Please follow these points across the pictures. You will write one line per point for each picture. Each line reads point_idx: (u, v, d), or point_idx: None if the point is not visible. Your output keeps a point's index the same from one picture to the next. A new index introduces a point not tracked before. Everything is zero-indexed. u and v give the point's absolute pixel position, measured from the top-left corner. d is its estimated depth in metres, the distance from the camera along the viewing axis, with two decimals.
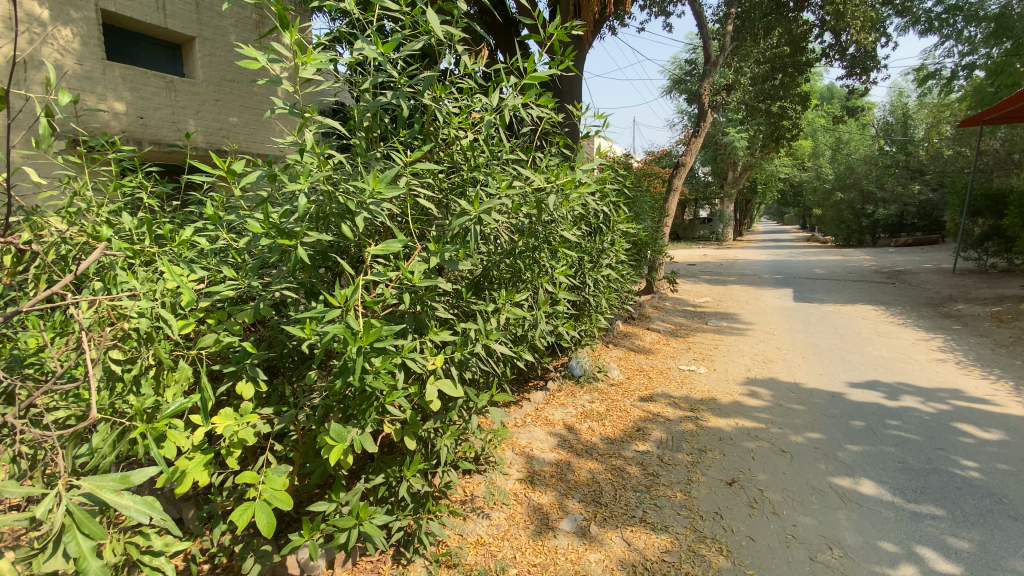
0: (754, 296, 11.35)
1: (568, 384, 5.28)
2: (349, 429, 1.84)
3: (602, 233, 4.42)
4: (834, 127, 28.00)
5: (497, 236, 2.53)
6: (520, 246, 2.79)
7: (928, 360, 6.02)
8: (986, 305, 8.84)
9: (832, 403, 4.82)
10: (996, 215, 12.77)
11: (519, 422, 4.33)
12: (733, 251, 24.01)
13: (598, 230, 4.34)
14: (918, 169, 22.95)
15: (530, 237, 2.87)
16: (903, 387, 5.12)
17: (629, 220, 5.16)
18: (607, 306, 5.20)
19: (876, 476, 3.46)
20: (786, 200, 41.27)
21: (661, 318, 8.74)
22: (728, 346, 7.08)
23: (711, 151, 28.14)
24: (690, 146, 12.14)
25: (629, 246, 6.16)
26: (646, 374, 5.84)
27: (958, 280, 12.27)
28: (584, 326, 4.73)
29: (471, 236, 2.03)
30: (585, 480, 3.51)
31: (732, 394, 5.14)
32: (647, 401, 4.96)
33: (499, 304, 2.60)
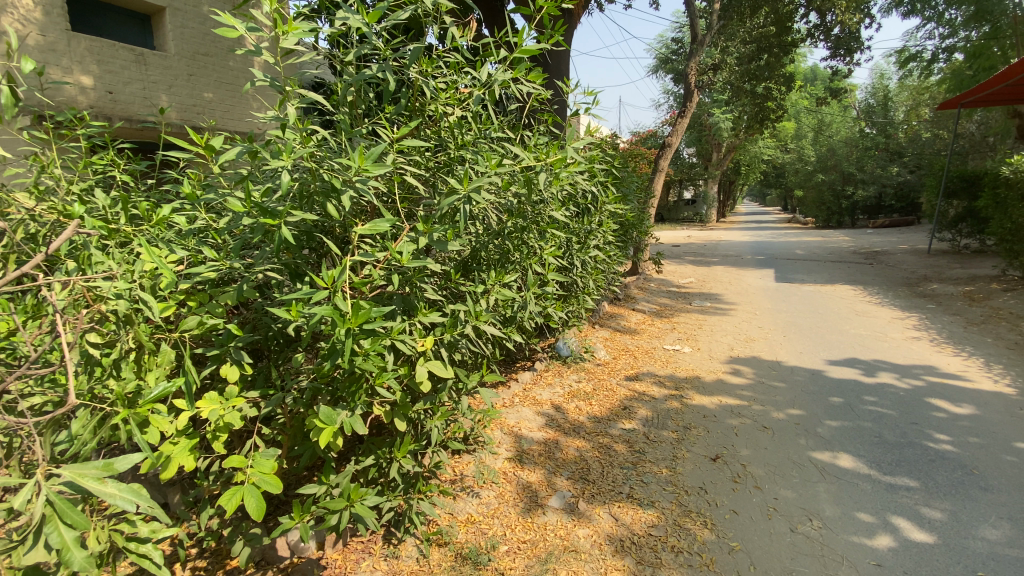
0: (736, 277, 11.49)
1: (554, 364, 5.30)
2: (339, 412, 1.81)
3: (591, 213, 4.40)
4: (816, 109, 28.19)
5: (486, 216, 2.49)
6: (508, 226, 2.74)
7: (904, 338, 6.18)
8: (959, 285, 9.08)
9: (813, 380, 4.93)
10: (971, 196, 13.06)
11: (507, 402, 4.34)
12: (715, 232, 24.25)
13: (587, 210, 4.32)
14: (896, 151, 23.29)
15: (519, 217, 2.83)
16: (881, 364, 5.25)
17: (617, 200, 5.14)
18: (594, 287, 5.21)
19: (855, 450, 3.54)
20: (768, 182, 41.66)
21: (645, 299, 8.81)
22: (712, 326, 7.17)
23: (695, 131, 28.18)
24: (676, 126, 12.12)
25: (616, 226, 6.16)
26: (631, 354, 5.90)
27: (932, 261, 12.57)
28: (571, 307, 4.72)
29: (462, 216, 1.99)
30: (573, 458, 3.54)
31: (716, 372, 5.22)
32: (632, 381, 5.01)
33: (488, 285, 2.56)
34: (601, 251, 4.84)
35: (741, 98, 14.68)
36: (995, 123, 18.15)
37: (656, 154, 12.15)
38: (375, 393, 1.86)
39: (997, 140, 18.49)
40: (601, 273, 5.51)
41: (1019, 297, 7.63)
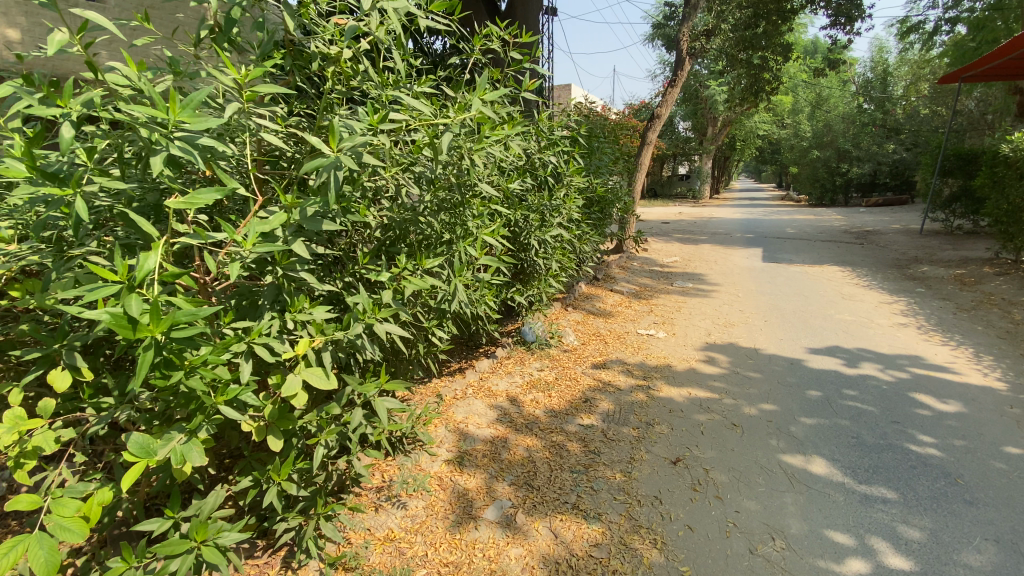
0: (723, 256, 11.12)
1: (517, 350, 4.93)
2: (170, 436, 1.45)
3: (551, 186, 4.00)
4: (814, 82, 27.43)
5: (384, 182, 2.04)
6: (429, 200, 2.29)
7: (890, 325, 5.87)
8: (951, 267, 8.76)
9: (791, 370, 4.60)
10: (966, 175, 12.67)
11: (459, 394, 3.98)
12: (708, 209, 23.74)
13: (542, 179, 3.91)
14: (893, 127, 22.76)
15: (444, 189, 2.36)
16: (864, 353, 4.94)
17: (583, 171, 4.74)
18: (561, 268, 4.84)
19: (829, 454, 3.23)
20: (764, 158, 40.96)
21: (626, 279, 8.42)
22: (691, 308, 6.82)
23: (691, 105, 27.37)
24: (666, 96, 11.55)
25: (589, 202, 5.76)
26: (602, 339, 5.53)
27: (924, 241, 12.26)
28: (534, 290, 4.30)
29: (339, 187, 1.58)
30: (520, 460, 3.19)
31: (688, 360, 4.90)
32: (599, 370, 4.65)
33: (399, 272, 2.11)
34: (567, 228, 4.45)
35: (736, 69, 14.06)
36: (996, 99, 17.64)
37: (644, 126, 11.60)
38: (220, 412, 1.51)
39: (996, 118, 18.00)
40: (569, 253, 5.14)
41: (1011, 281, 7.32)
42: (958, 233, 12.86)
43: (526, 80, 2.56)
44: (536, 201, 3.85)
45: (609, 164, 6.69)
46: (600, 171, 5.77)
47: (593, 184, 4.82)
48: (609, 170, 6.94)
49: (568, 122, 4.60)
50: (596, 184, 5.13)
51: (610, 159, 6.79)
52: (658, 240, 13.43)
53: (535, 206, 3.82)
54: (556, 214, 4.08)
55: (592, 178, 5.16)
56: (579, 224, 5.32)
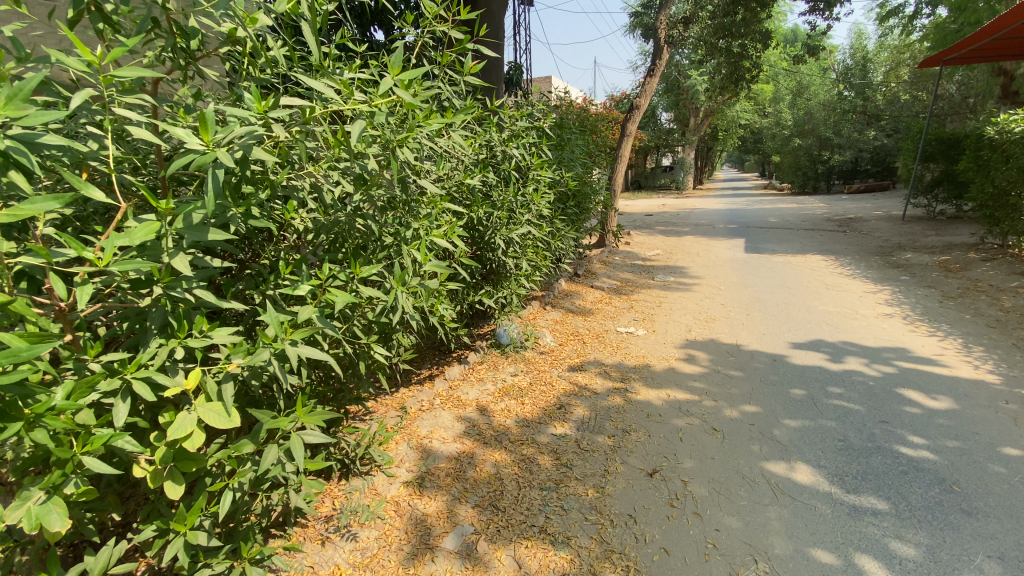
0: (705, 247, 10.95)
1: (490, 354, 4.65)
2: (26, 497, 1.23)
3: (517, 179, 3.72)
4: (795, 70, 27.44)
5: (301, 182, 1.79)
6: (356, 200, 2.00)
7: (874, 316, 5.74)
8: (934, 254, 8.69)
9: (774, 368, 4.41)
10: (946, 160, 12.67)
11: (424, 406, 3.73)
12: (691, 200, 23.59)
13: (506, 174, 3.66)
14: (873, 114, 22.84)
15: (376, 189, 2.07)
16: (849, 347, 4.78)
17: (553, 165, 4.49)
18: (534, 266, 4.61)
19: (814, 460, 3.05)
20: (747, 147, 41.04)
21: (607, 274, 8.21)
22: (672, 304, 6.61)
23: (673, 95, 27.22)
24: (645, 86, 11.31)
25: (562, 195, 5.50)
26: (580, 338, 5.31)
27: (906, 227, 12.24)
28: (505, 291, 4.04)
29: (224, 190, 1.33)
30: (486, 477, 2.95)
31: (668, 359, 4.69)
32: (576, 372, 4.41)
33: (319, 283, 1.83)
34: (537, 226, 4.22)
35: (716, 56, 13.87)
36: (974, 84, 17.73)
37: (624, 116, 11.35)
38: (88, 463, 1.28)
39: (974, 102, 18.10)
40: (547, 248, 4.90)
41: (994, 267, 7.26)
42: (938, 219, 12.87)
43: (469, 61, 2.34)
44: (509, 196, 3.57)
45: (582, 154, 6.43)
46: (571, 163, 5.53)
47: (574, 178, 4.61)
48: (586, 162, 6.70)
49: (533, 113, 4.34)
50: (568, 176, 4.86)
51: (585, 150, 6.54)
52: (641, 232, 13.22)
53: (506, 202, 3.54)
54: (523, 211, 3.84)
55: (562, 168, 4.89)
56: (551, 222, 5.08)
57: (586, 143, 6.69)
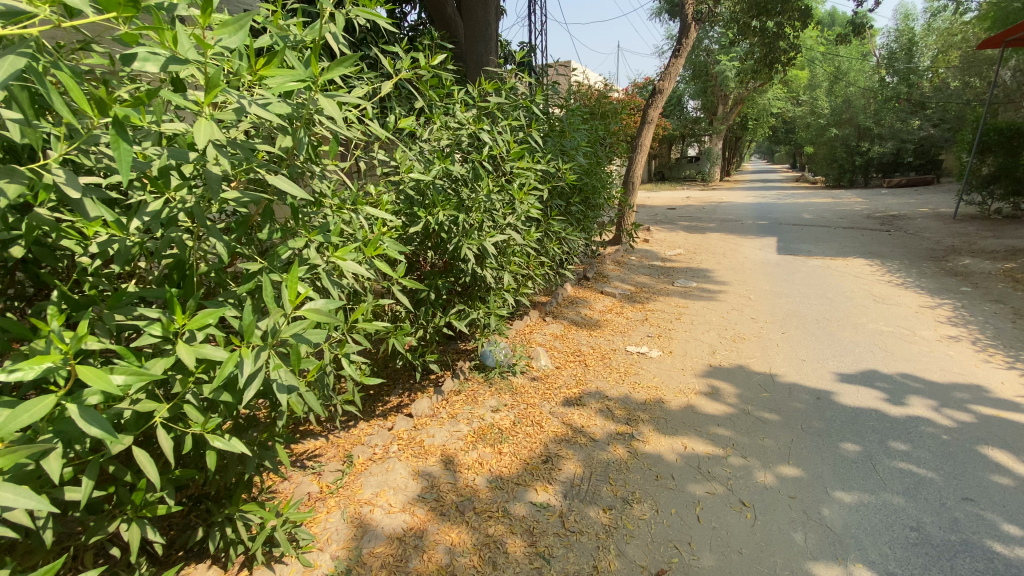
0: (733, 247, 9.99)
1: (471, 382, 3.90)
2: None
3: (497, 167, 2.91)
4: (833, 55, 25.81)
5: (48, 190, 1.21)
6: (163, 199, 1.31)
7: (935, 339, 4.82)
8: (996, 260, 7.63)
9: (817, 409, 3.57)
10: (1007, 153, 11.37)
11: (376, 455, 3.03)
12: (718, 193, 22.40)
13: (480, 162, 2.86)
14: (918, 101, 21.25)
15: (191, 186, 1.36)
16: (909, 384, 3.91)
17: (549, 156, 3.69)
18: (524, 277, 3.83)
19: (879, 564, 2.25)
20: (777, 138, 39.20)
21: (620, 277, 7.39)
22: (693, 316, 5.75)
23: (701, 82, 25.90)
24: (669, 68, 10.32)
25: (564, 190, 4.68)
26: (582, 359, 4.53)
27: (958, 227, 11.06)
28: (479, 312, 3.24)
29: None
30: (434, 572, 2.23)
31: (685, 393, 3.88)
32: (572, 409, 3.63)
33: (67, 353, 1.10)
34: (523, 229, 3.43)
35: (748, 38, 12.79)
36: None
37: (645, 102, 10.40)
38: None
39: None
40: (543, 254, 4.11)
41: None
42: (994, 218, 11.61)
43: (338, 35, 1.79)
44: (485, 190, 2.76)
45: (590, 143, 5.59)
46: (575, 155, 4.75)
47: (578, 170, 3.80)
48: (596, 154, 5.89)
49: (525, 92, 3.56)
50: (570, 166, 4.05)
51: (594, 138, 5.69)
52: (662, 229, 12.28)
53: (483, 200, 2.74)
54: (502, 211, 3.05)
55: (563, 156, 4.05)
56: (546, 223, 4.30)
57: (597, 131, 5.85)
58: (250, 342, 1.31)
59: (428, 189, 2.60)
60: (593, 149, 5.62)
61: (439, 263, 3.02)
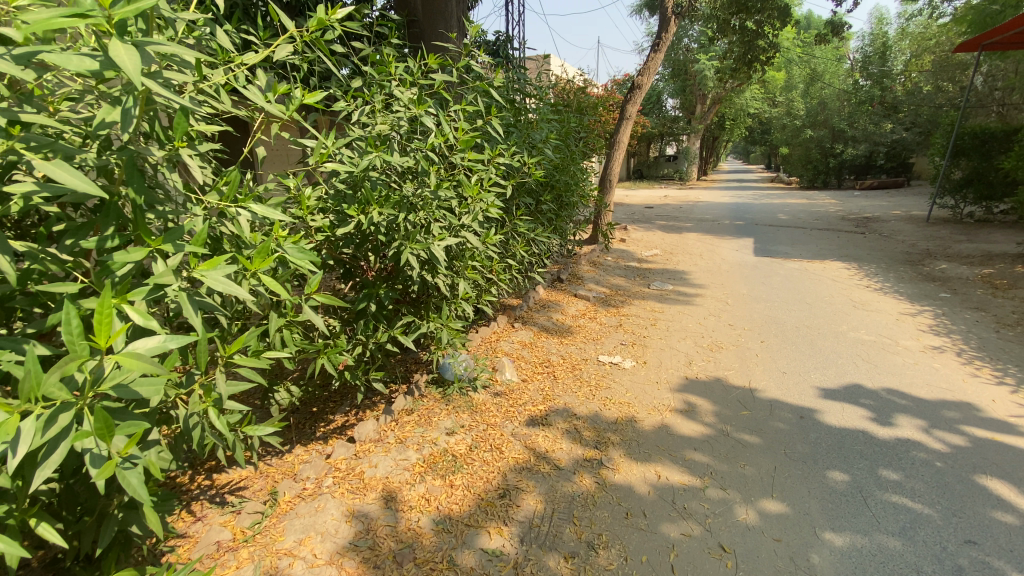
0: (710, 248, 9.78)
1: (425, 398, 3.51)
2: None
3: (448, 157, 2.50)
4: (809, 57, 26.01)
5: None
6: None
7: (918, 350, 4.61)
8: (972, 266, 7.56)
9: (801, 430, 3.28)
10: (981, 157, 11.41)
11: (305, 491, 2.64)
12: (696, 192, 22.30)
13: (428, 151, 2.45)
14: (891, 105, 21.52)
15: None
16: (895, 401, 3.66)
17: (513, 147, 3.29)
18: (485, 281, 3.44)
19: None
20: (753, 139, 39.54)
21: (595, 279, 7.08)
22: (669, 322, 5.45)
23: (680, 80, 25.87)
24: (648, 63, 10.02)
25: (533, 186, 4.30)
26: (549, 369, 4.17)
27: (932, 231, 11.07)
28: (428, 324, 2.81)
29: None
30: None
31: (660, 410, 3.55)
32: (536, 430, 3.26)
33: None
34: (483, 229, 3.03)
35: (727, 36, 12.63)
36: (1004, 75, 16.41)
37: (623, 97, 10.08)
38: None
39: (1004, 95, 16.79)
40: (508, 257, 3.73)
41: None
42: (966, 222, 11.68)
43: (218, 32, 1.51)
44: (433, 184, 2.35)
45: (563, 137, 5.23)
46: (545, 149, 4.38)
47: (546, 164, 3.41)
48: (569, 149, 5.53)
49: (485, 76, 3.17)
50: (537, 160, 3.65)
51: (567, 131, 5.33)
52: (639, 228, 12.02)
53: (430, 195, 2.33)
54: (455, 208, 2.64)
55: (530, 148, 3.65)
56: (511, 223, 3.91)
57: (571, 124, 5.48)
58: (25, 403, 1.02)
59: (362, 183, 2.20)
60: (566, 143, 5.24)
61: (383, 268, 2.62)
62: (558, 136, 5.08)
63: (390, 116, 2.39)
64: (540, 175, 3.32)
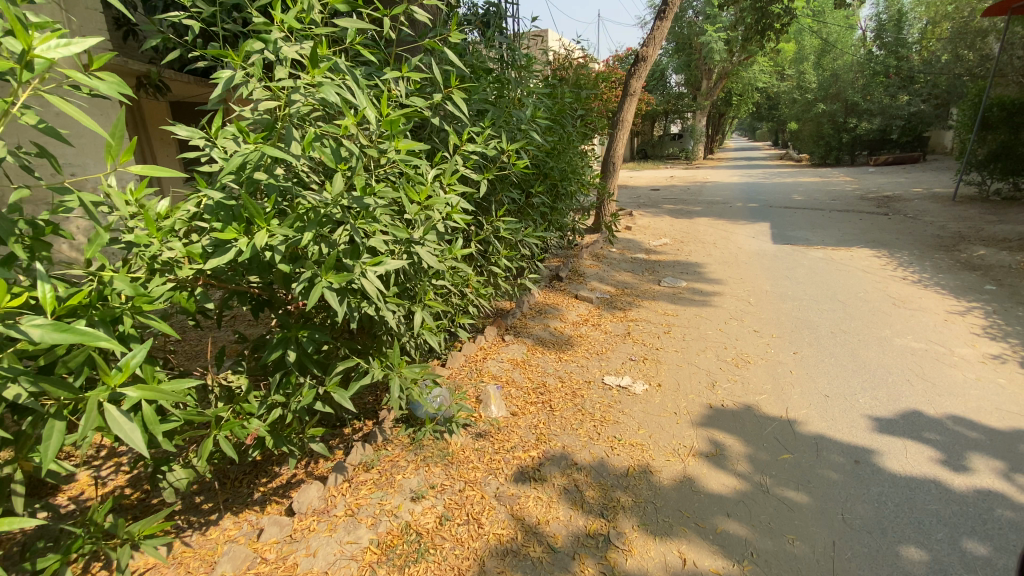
0: (723, 235, 9.02)
1: (391, 444, 2.85)
2: None
3: (385, 145, 1.75)
4: (820, 26, 24.74)
5: None
6: None
7: (977, 360, 3.88)
8: (1017, 251, 6.77)
9: (859, 482, 2.60)
10: (1014, 129, 10.43)
11: None
12: (703, 172, 21.39)
13: (352, 134, 1.72)
14: (908, 75, 20.39)
15: None
16: (961, 434, 2.96)
17: (487, 127, 2.53)
18: (459, 299, 2.73)
19: None
20: (761, 115, 38.23)
21: (598, 275, 6.40)
22: (684, 329, 4.74)
23: (684, 56, 24.79)
24: (653, 32, 9.12)
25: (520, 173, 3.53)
26: (545, 397, 3.49)
27: (962, 210, 10.22)
28: (374, 370, 2.10)
29: None
30: None
31: (680, 454, 2.88)
32: (526, 488, 2.61)
33: None
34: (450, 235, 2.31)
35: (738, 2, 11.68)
36: None
37: (627, 71, 9.21)
38: None
39: None
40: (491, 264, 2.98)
41: None
42: (996, 200, 10.78)
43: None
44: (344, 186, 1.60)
45: (554, 116, 4.45)
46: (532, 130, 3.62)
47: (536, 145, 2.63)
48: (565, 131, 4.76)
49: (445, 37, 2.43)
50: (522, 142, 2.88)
51: (561, 108, 4.55)
52: (646, 214, 11.25)
53: (348, 199, 1.59)
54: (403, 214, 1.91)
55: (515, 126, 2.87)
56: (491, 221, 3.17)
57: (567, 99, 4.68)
58: None
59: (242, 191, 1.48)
60: (559, 121, 4.47)
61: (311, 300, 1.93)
62: (548, 114, 4.29)
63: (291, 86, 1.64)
64: (524, 159, 2.54)
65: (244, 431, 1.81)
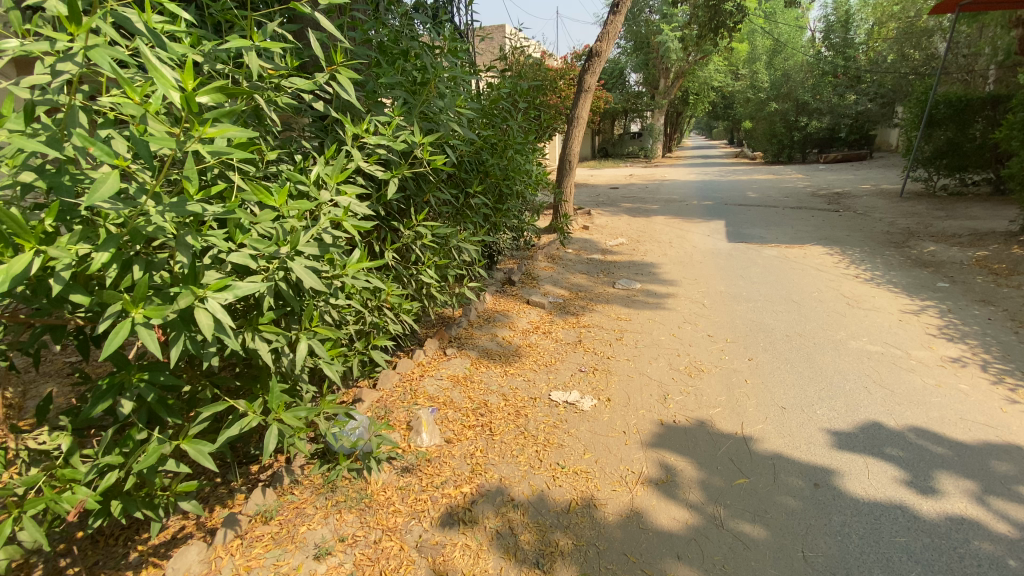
0: (679, 234, 8.88)
1: (298, 488, 2.48)
2: None
3: (199, 135, 1.27)
4: (772, 26, 25.27)
5: None
6: None
7: (935, 364, 3.77)
8: (963, 247, 6.87)
9: (820, 509, 2.39)
10: (957, 126, 10.71)
11: None
12: (662, 170, 21.54)
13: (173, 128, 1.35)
14: (855, 75, 21.02)
15: None
16: (927, 449, 2.81)
17: (395, 116, 2.16)
18: (369, 316, 2.36)
19: None
20: (716, 113, 39.01)
21: (551, 277, 6.11)
22: (637, 334, 4.48)
23: (642, 54, 24.90)
24: (607, 27, 8.88)
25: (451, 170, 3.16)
26: (483, 419, 3.15)
27: (908, 206, 10.46)
28: (251, 414, 1.74)
29: None
30: None
31: (628, 482, 2.60)
32: (454, 534, 2.27)
33: None
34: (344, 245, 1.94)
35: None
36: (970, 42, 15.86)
37: (581, 66, 8.93)
38: None
39: None
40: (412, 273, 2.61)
41: None
42: (941, 196, 11.08)
43: None
44: (118, 187, 1.14)
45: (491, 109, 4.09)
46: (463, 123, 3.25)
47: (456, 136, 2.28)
48: (506, 126, 4.41)
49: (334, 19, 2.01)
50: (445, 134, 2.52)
51: (501, 101, 4.20)
52: (603, 212, 11.04)
53: (170, 213, 1.22)
54: (267, 225, 1.54)
55: (436, 117, 2.50)
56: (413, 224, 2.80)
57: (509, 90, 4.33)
58: None
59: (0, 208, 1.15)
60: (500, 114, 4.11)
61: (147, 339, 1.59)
62: (484, 107, 3.93)
63: (71, 58, 1.21)
64: (437, 152, 2.19)
65: (64, 505, 1.45)
